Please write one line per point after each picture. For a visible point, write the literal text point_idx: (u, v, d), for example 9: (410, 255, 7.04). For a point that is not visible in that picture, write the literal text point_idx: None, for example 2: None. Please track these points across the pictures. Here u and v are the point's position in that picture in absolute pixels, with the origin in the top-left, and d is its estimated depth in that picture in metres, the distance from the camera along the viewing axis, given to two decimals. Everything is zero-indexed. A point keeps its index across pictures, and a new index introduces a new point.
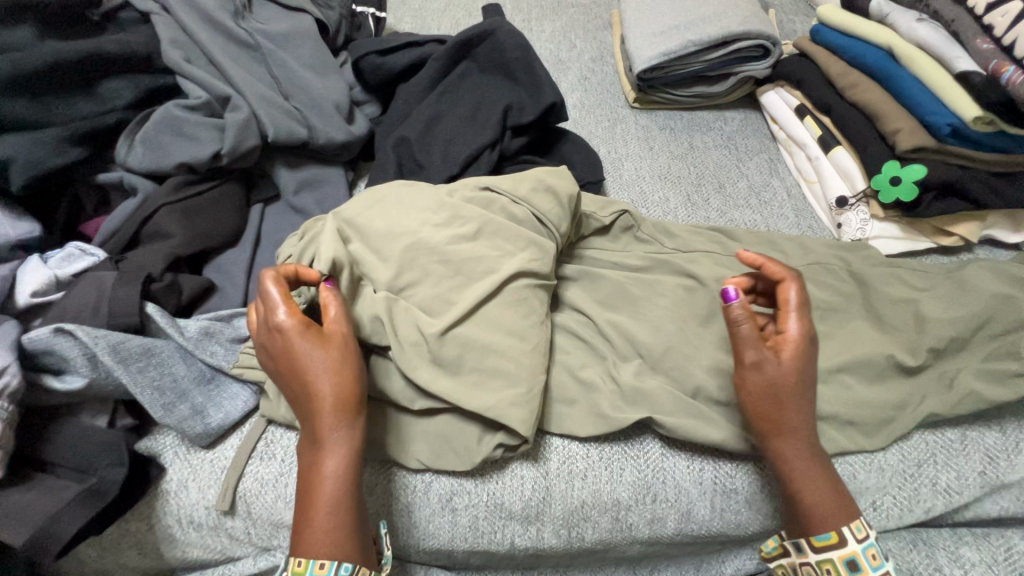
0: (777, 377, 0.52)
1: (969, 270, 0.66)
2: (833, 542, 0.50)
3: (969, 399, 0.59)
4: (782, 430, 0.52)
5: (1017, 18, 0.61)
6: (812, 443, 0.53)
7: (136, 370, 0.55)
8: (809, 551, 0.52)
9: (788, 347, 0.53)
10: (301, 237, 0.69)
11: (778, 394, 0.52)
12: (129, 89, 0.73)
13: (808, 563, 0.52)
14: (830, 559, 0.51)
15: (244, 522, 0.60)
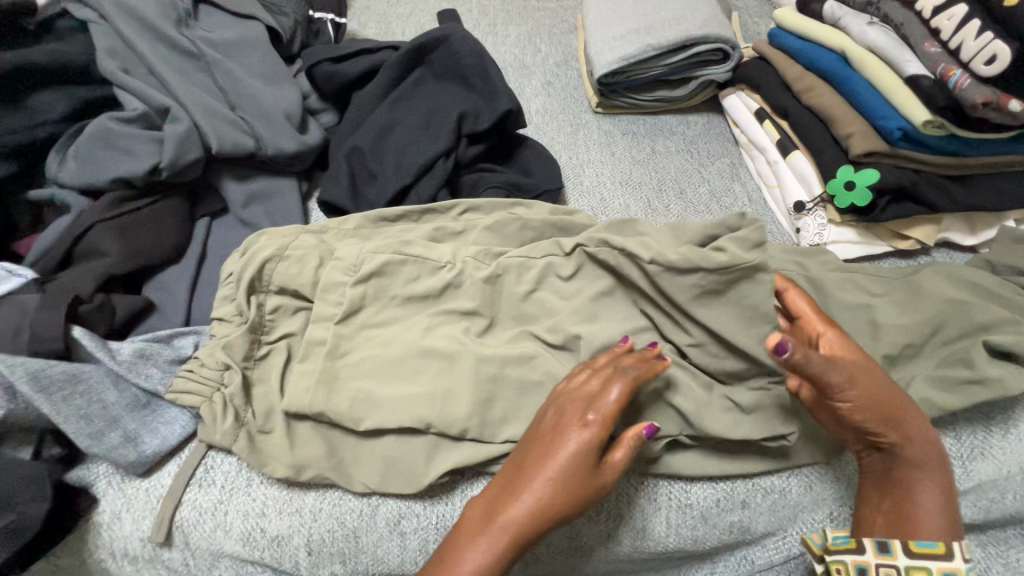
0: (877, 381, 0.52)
1: (924, 275, 0.65)
2: (939, 552, 0.48)
3: (922, 408, 0.58)
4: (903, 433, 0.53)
5: (962, 22, 0.60)
6: (920, 450, 0.53)
7: (59, 399, 0.53)
8: (902, 556, 0.48)
9: (621, 452, 0.52)
10: (243, 254, 0.66)
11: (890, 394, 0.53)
12: (64, 102, 0.70)
13: (894, 567, 0.48)
14: (926, 567, 0.48)
15: (181, 553, 0.57)
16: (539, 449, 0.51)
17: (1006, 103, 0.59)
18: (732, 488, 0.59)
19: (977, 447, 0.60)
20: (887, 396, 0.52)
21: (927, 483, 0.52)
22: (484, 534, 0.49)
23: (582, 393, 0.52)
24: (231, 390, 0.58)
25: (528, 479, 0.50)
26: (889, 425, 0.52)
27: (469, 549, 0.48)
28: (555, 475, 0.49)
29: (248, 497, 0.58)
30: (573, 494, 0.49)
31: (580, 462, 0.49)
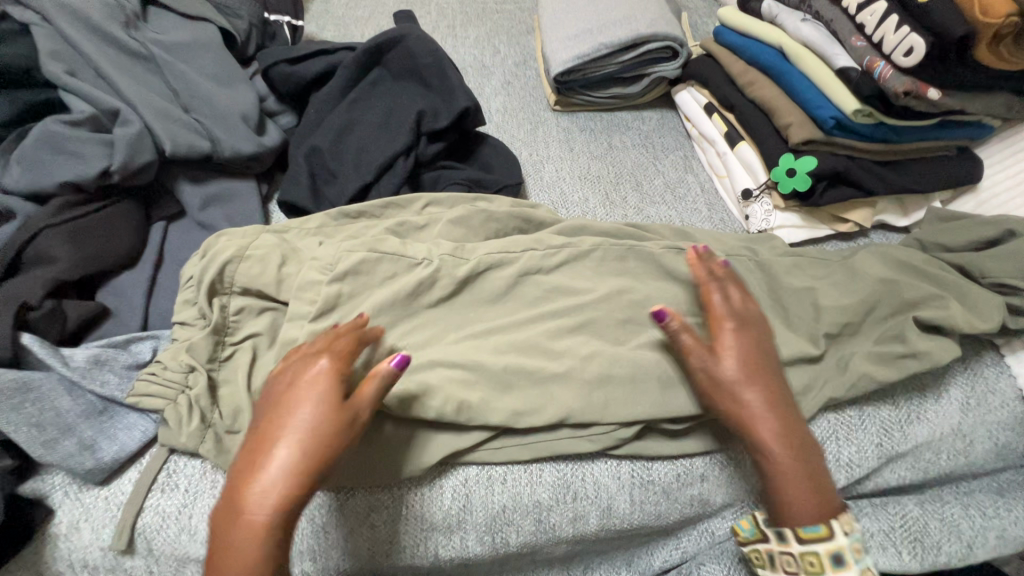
0: (747, 377, 0.55)
1: (859, 257, 0.69)
2: (821, 536, 0.52)
3: (861, 381, 0.62)
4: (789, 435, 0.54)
5: (883, 17, 0.64)
6: (804, 438, 0.54)
7: (8, 408, 0.52)
8: (791, 541, 0.53)
9: (365, 388, 0.49)
10: (203, 255, 0.65)
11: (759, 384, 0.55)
12: (6, 106, 0.68)
13: (789, 552, 0.53)
14: (815, 551, 0.52)
15: (144, 560, 0.56)
16: (269, 417, 0.48)
17: (924, 91, 0.64)
18: (693, 464, 0.62)
19: (914, 412, 0.64)
20: (744, 401, 0.54)
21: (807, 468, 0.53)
22: (246, 524, 0.43)
23: (315, 354, 0.51)
24: (196, 392, 0.57)
25: (267, 448, 0.46)
26: (742, 423, 0.54)
27: (239, 536, 0.43)
28: (297, 436, 0.46)
29: (214, 499, 0.57)
30: (309, 457, 0.45)
31: (310, 409, 0.47)
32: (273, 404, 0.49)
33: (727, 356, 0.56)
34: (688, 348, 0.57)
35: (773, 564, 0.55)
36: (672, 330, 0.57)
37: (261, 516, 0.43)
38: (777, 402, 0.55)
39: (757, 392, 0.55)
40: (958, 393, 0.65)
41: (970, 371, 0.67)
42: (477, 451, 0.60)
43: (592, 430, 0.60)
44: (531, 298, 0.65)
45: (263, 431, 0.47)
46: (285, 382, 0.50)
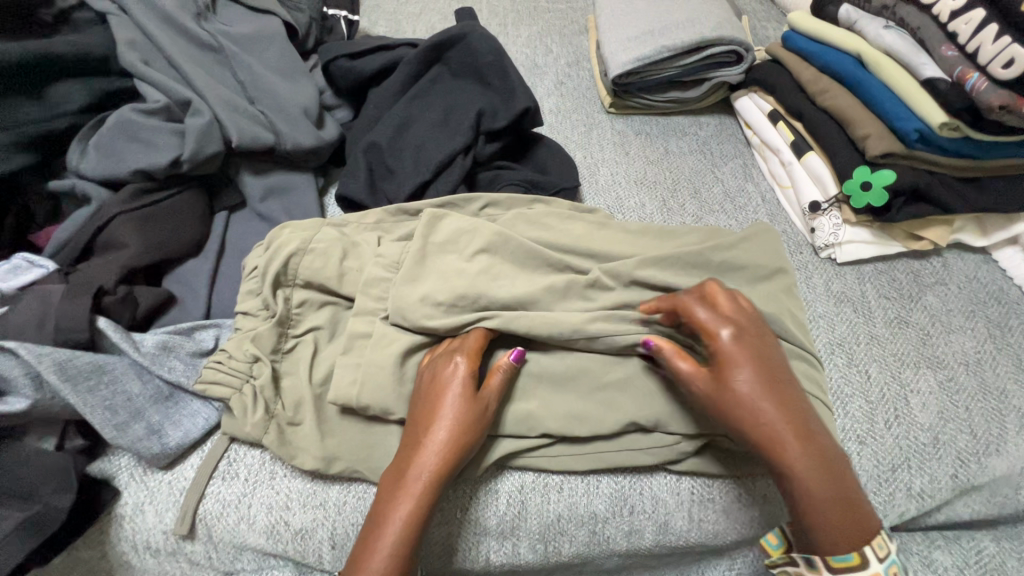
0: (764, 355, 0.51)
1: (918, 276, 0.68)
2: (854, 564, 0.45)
3: None
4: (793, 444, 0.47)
5: (980, 26, 0.61)
6: (832, 454, 0.48)
7: (85, 390, 0.52)
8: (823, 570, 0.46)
9: (494, 378, 0.56)
10: (267, 247, 0.65)
11: (773, 392, 0.49)
12: (84, 94, 0.70)
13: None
14: None
15: (204, 546, 0.57)
16: (423, 406, 0.54)
17: (1021, 105, 0.60)
18: (755, 483, 0.60)
19: (991, 443, 0.61)
20: (762, 417, 0.48)
21: (836, 473, 0.47)
22: (402, 493, 0.49)
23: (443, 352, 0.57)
24: (260, 383, 0.58)
25: (437, 437, 0.51)
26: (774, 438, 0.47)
27: (390, 511, 0.49)
28: (449, 430, 0.51)
29: (272, 490, 0.57)
30: (461, 433, 0.51)
31: (457, 395, 0.53)
32: (422, 392, 0.55)
33: (734, 369, 0.50)
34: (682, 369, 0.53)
35: None
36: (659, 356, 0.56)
37: (417, 485, 0.49)
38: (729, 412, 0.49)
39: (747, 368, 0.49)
40: None
41: None
42: (535, 457, 0.59)
43: (652, 444, 0.58)
44: None
45: (418, 413, 0.54)
46: (430, 372, 0.56)
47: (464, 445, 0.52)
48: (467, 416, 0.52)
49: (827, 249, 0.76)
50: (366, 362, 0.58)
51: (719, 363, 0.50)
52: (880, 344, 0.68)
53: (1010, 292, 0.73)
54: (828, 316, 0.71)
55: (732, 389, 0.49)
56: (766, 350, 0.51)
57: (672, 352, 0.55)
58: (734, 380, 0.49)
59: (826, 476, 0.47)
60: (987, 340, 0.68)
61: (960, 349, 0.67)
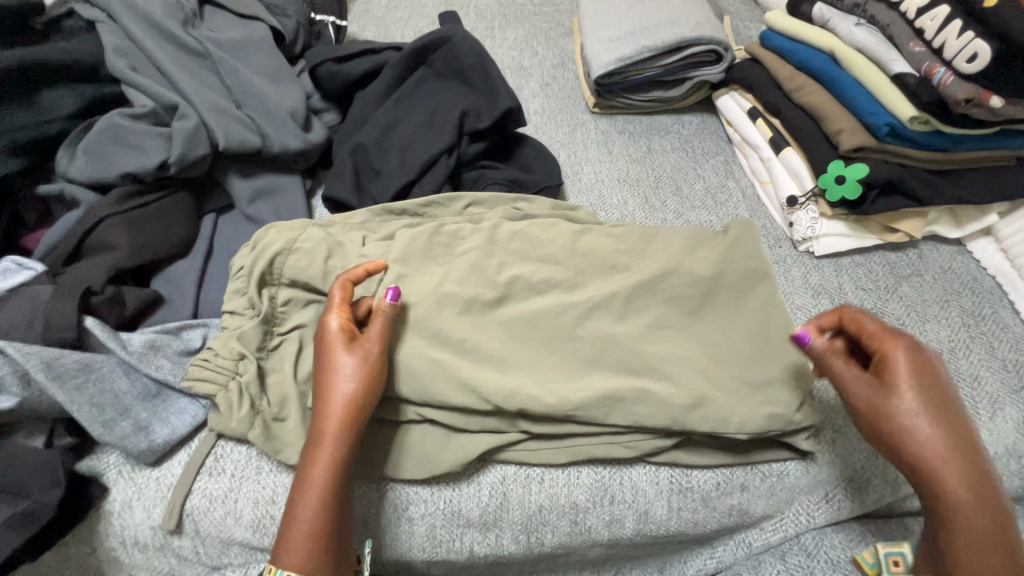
0: (919, 387, 0.49)
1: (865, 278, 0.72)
2: None
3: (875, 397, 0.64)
4: (942, 479, 0.47)
5: (945, 22, 0.63)
6: (981, 479, 0.47)
7: (73, 387, 0.53)
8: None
9: (374, 326, 0.56)
10: (254, 247, 0.67)
11: (946, 424, 0.48)
12: (73, 100, 0.71)
13: None
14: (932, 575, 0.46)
15: (192, 541, 0.58)
16: (317, 371, 0.55)
17: (987, 98, 0.61)
18: (734, 473, 0.61)
19: None
20: (930, 449, 0.47)
21: (996, 506, 0.46)
22: (315, 460, 0.51)
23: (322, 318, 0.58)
24: (246, 379, 0.58)
25: (333, 404, 0.52)
26: (931, 472, 0.47)
27: (308, 483, 0.50)
28: (345, 392, 0.52)
29: (258, 485, 0.58)
30: (356, 388, 0.52)
31: (338, 354, 0.54)
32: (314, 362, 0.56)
33: (901, 388, 0.49)
34: (840, 373, 0.52)
35: None
36: (819, 354, 0.53)
37: (331, 454, 0.51)
38: (893, 438, 0.48)
39: (907, 379, 0.49)
40: (1014, 412, 0.63)
41: None
42: (515, 450, 0.60)
43: (631, 438, 0.59)
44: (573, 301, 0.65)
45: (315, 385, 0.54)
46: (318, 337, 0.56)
47: (354, 403, 0.52)
48: (358, 372, 0.53)
49: (805, 243, 0.77)
50: None
51: (885, 389, 0.49)
52: None
53: (984, 282, 0.75)
54: (805, 307, 0.72)
55: (899, 414, 0.48)
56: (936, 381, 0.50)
57: (829, 347, 0.53)
58: (900, 400, 0.48)
59: (986, 510, 0.46)
60: (961, 329, 0.70)
61: (935, 338, 0.69)
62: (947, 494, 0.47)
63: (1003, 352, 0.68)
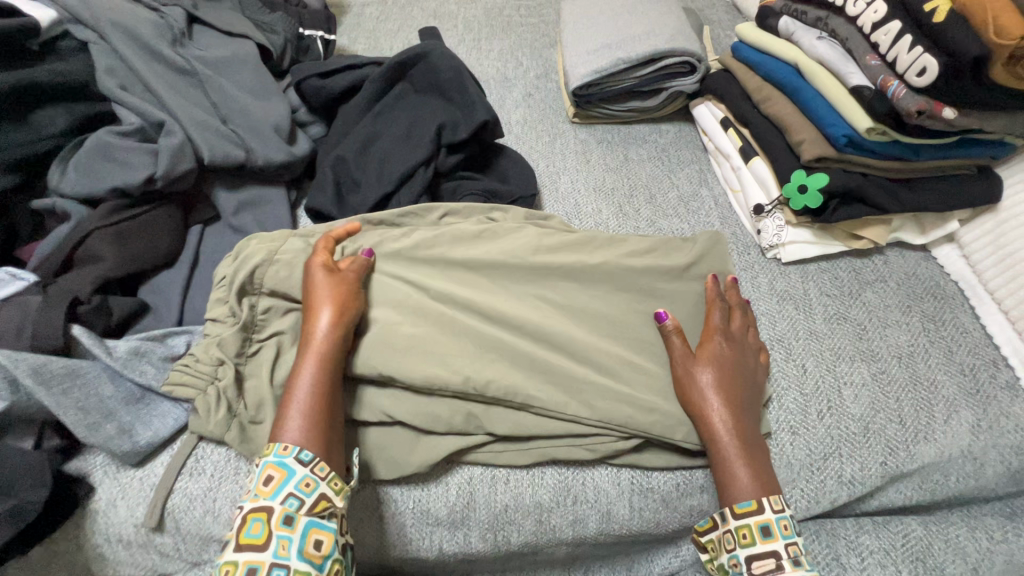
0: (718, 358, 0.62)
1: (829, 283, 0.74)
2: (752, 509, 0.55)
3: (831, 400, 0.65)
4: (712, 421, 0.59)
5: (897, 37, 0.65)
6: (753, 434, 0.59)
7: (59, 392, 0.57)
8: (729, 519, 0.56)
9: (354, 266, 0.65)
10: (235, 257, 0.70)
11: (732, 386, 0.61)
12: (65, 118, 0.75)
13: (728, 530, 0.56)
14: (747, 524, 0.55)
15: (173, 538, 0.61)
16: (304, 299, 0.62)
17: (939, 110, 0.64)
18: (693, 475, 0.63)
19: (920, 432, 0.64)
20: (704, 401, 0.60)
21: (748, 452, 0.58)
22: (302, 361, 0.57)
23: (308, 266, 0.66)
24: (224, 384, 0.61)
25: (315, 314, 0.59)
26: (704, 418, 0.59)
27: (299, 376, 0.56)
28: (326, 304, 0.60)
29: (236, 485, 0.61)
30: (336, 303, 0.60)
31: (322, 279, 0.62)
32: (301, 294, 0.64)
33: (706, 359, 0.62)
34: (674, 348, 0.64)
35: (767, 534, 0.54)
36: (666, 331, 0.65)
37: (315, 355, 0.57)
38: (684, 393, 0.61)
39: (714, 347, 0.63)
40: (969, 415, 0.65)
41: (980, 394, 0.66)
42: (481, 451, 0.62)
43: (592, 441, 0.62)
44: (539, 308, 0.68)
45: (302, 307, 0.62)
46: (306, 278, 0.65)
47: (338, 319, 0.59)
48: (338, 294, 0.61)
49: (772, 250, 0.79)
50: None
51: (697, 355, 0.63)
52: (818, 340, 0.71)
53: (947, 287, 0.76)
54: (769, 312, 0.74)
55: (694, 374, 0.61)
56: (736, 357, 0.63)
57: (676, 328, 0.65)
58: (700, 364, 0.62)
59: (747, 447, 0.58)
60: (921, 333, 0.71)
61: (895, 343, 0.70)
62: (719, 439, 0.58)
63: (961, 356, 0.69)
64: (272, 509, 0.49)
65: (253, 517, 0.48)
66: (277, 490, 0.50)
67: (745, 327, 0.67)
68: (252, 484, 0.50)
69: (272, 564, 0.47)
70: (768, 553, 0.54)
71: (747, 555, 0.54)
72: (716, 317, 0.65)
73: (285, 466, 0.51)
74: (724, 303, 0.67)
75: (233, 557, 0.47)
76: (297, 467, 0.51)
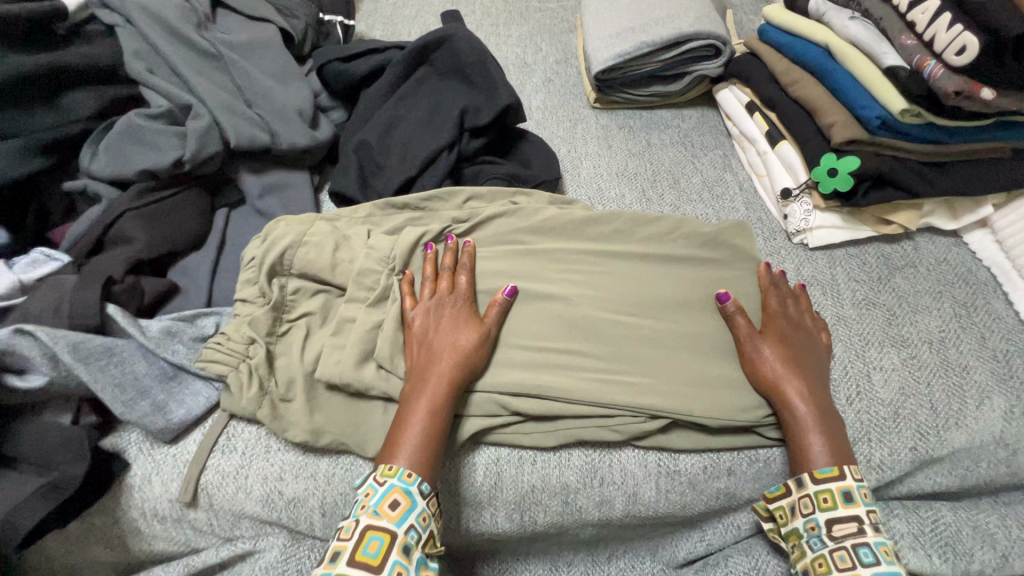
0: (782, 337, 0.63)
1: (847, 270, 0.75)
2: (834, 475, 0.56)
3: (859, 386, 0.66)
4: (781, 393, 0.60)
5: (936, 15, 0.63)
6: (828, 409, 0.60)
7: (96, 369, 0.58)
8: (808, 484, 0.57)
9: (492, 311, 0.64)
10: (264, 239, 0.70)
11: (800, 362, 0.62)
12: (94, 101, 0.76)
13: (806, 495, 0.57)
14: (829, 489, 0.56)
15: (206, 513, 0.62)
16: (435, 323, 0.62)
17: (977, 91, 0.62)
18: (719, 458, 0.63)
19: (951, 417, 0.63)
20: (777, 376, 0.61)
21: (825, 426, 0.58)
22: (423, 394, 0.57)
23: (438, 294, 0.64)
24: (255, 361, 0.62)
25: (453, 343, 0.60)
26: (775, 392, 0.60)
27: (414, 409, 0.56)
28: (446, 335, 0.61)
29: (267, 462, 0.62)
30: (471, 333, 0.61)
31: (460, 316, 0.62)
32: (430, 317, 0.63)
33: (773, 341, 0.63)
34: (739, 328, 0.64)
35: (848, 500, 0.55)
36: (729, 312, 0.65)
37: (437, 390, 0.57)
38: (751, 370, 0.62)
39: (786, 326, 0.64)
40: (1002, 401, 0.64)
41: (1012, 379, 0.66)
42: (508, 432, 0.63)
43: (619, 423, 0.61)
44: (565, 292, 0.68)
45: (437, 330, 0.61)
46: (435, 300, 0.64)
47: (463, 354, 0.59)
48: (470, 325, 0.62)
49: (799, 235, 0.78)
50: (355, 338, 0.63)
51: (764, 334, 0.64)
52: (847, 325, 0.70)
53: (978, 273, 0.75)
54: None
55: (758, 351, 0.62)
56: (805, 337, 0.64)
57: (740, 307, 0.65)
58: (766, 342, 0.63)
59: (821, 422, 0.59)
60: (952, 319, 0.70)
61: (926, 328, 0.70)
62: (797, 417, 0.59)
63: (994, 342, 0.68)
64: (395, 535, 0.49)
65: (373, 536, 0.49)
66: (403, 517, 0.50)
67: (802, 309, 0.67)
68: (373, 502, 0.51)
69: None
70: (849, 517, 0.55)
71: (828, 518, 0.55)
72: (772, 299, 0.66)
73: (411, 494, 0.51)
74: (790, 288, 0.68)
75: (347, 570, 0.47)
76: (418, 501, 0.51)
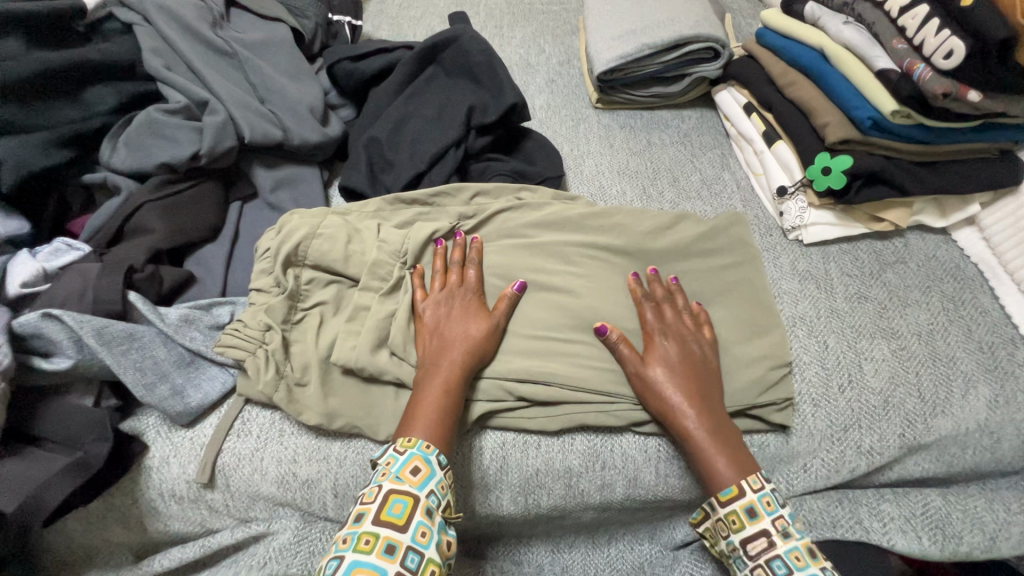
0: (666, 359, 0.63)
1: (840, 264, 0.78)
2: (735, 494, 0.57)
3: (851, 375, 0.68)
4: (680, 416, 0.60)
5: (924, 20, 0.66)
6: (720, 424, 0.60)
7: (119, 352, 0.60)
8: (717, 507, 0.58)
9: (503, 304, 0.66)
10: (279, 230, 0.72)
11: (689, 381, 0.62)
12: (113, 96, 0.78)
13: (718, 518, 0.58)
14: (734, 509, 0.57)
15: (222, 495, 0.64)
16: (446, 313, 0.65)
17: (963, 93, 0.65)
18: None
19: (938, 405, 0.66)
20: (668, 400, 0.61)
21: (721, 446, 0.59)
22: (434, 379, 0.59)
23: (447, 287, 0.67)
24: (272, 347, 0.64)
25: (461, 331, 0.63)
26: (675, 417, 0.60)
27: (426, 392, 0.58)
28: (455, 325, 0.63)
29: (282, 445, 0.64)
30: (479, 323, 0.64)
31: (469, 307, 0.65)
32: (440, 308, 0.66)
33: (658, 364, 0.62)
34: (625, 358, 0.64)
35: (753, 514, 0.56)
36: (610, 342, 0.64)
37: (448, 375, 0.60)
38: (645, 396, 0.62)
39: (665, 341, 0.64)
40: (986, 390, 0.67)
41: (997, 370, 0.68)
42: (514, 418, 0.65)
43: (620, 408, 0.64)
44: (569, 283, 0.70)
45: (446, 320, 0.64)
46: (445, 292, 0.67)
47: (471, 342, 0.62)
48: (480, 316, 0.65)
49: (794, 231, 0.81)
50: (367, 326, 0.65)
51: (646, 356, 0.63)
52: (839, 317, 0.73)
53: (967, 269, 0.78)
54: (792, 291, 0.76)
55: (647, 375, 0.62)
56: (675, 351, 0.64)
57: (620, 336, 0.64)
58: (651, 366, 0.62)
59: (721, 442, 0.59)
60: (941, 312, 0.73)
61: (915, 321, 0.72)
62: (694, 438, 0.59)
63: (980, 334, 0.71)
64: (418, 498, 0.51)
65: (397, 499, 0.51)
66: (424, 482, 0.52)
67: (681, 316, 0.67)
68: (396, 469, 0.53)
69: (409, 547, 0.49)
70: (760, 532, 0.55)
71: (742, 538, 0.56)
72: (652, 315, 0.66)
73: (429, 462, 0.54)
74: (664, 297, 0.68)
75: (373, 529, 0.49)
76: (437, 469, 0.54)
